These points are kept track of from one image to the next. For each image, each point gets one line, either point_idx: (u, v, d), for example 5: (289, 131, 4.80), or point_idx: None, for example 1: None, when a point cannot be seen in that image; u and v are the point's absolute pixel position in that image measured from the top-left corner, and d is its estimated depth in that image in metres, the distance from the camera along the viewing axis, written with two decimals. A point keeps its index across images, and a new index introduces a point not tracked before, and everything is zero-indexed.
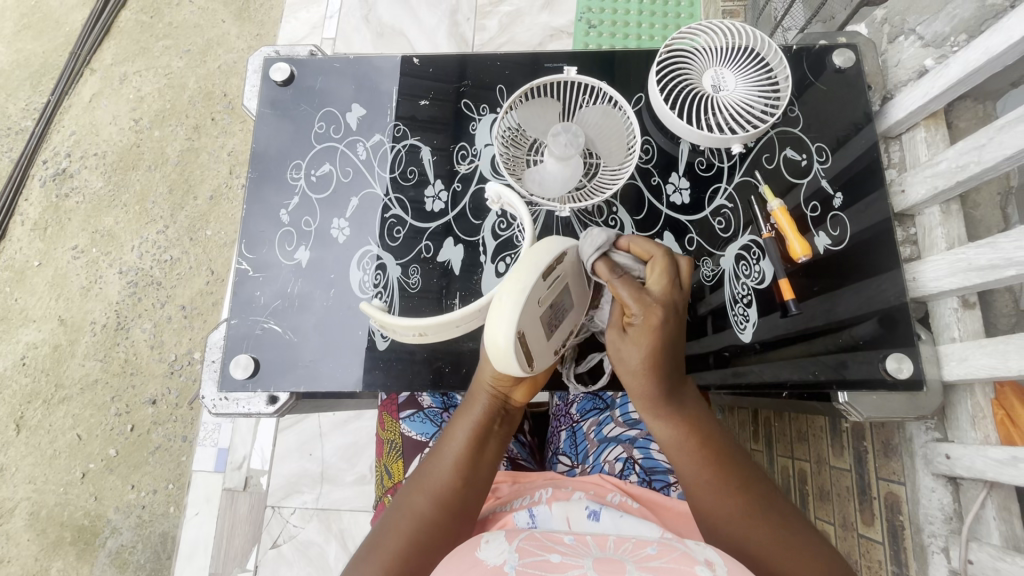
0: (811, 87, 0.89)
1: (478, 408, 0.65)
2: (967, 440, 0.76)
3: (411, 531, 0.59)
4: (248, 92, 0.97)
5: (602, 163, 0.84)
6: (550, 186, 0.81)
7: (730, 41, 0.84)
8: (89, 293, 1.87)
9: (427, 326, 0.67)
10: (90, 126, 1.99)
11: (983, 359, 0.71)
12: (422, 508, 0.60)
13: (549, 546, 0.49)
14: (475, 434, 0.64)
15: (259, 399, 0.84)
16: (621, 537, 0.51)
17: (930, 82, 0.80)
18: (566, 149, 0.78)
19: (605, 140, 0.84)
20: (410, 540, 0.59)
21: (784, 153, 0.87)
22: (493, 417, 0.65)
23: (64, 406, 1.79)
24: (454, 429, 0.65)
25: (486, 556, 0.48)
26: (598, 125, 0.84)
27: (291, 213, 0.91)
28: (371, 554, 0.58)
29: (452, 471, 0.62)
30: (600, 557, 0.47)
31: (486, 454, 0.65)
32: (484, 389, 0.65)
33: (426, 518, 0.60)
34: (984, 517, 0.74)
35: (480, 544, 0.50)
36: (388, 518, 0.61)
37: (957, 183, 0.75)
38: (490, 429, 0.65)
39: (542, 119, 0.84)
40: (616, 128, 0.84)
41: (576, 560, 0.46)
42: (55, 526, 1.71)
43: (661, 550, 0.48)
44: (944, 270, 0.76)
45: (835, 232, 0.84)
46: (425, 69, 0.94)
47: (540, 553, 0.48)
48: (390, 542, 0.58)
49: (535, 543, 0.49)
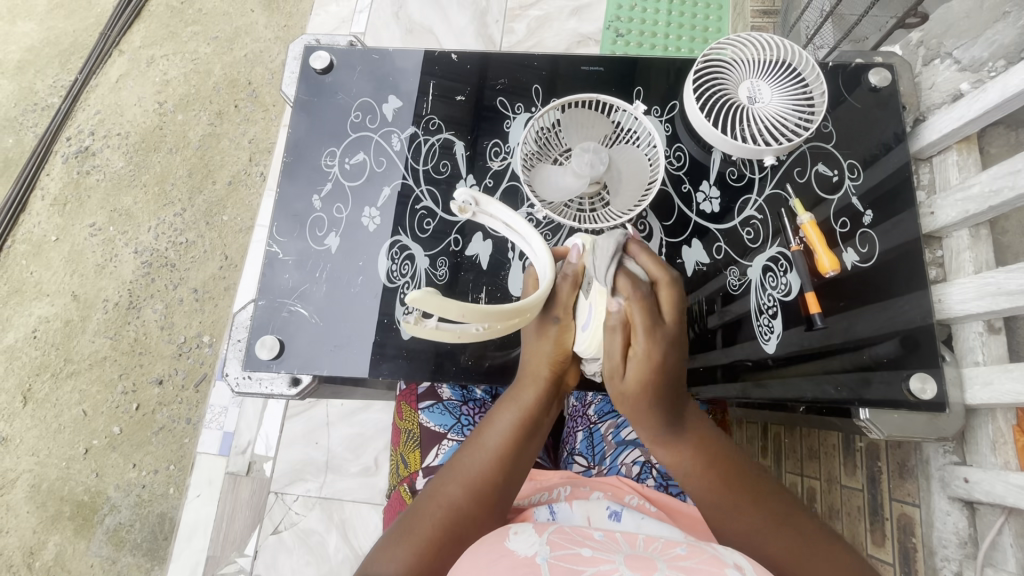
0: (845, 105, 0.90)
1: (529, 398, 0.66)
2: (986, 465, 0.75)
3: (444, 519, 0.60)
4: (287, 79, 0.99)
5: (608, 201, 0.84)
6: (547, 183, 0.83)
7: (765, 55, 0.84)
8: (103, 271, 1.89)
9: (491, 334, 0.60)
10: (115, 106, 2.02)
11: (1008, 384, 0.71)
12: (458, 494, 0.61)
13: (579, 540, 0.50)
14: (520, 425, 0.65)
15: (282, 380, 0.85)
16: (649, 537, 0.52)
17: (966, 106, 0.80)
18: (586, 167, 0.80)
19: (626, 181, 0.83)
20: (443, 526, 0.59)
21: (816, 168, 0.88)
22: (544, 405, 0.67)
23: (72, 381, 1.80)
24: (499, 417, 0.66)
25: (516, 546, 0.48)
26: (625, 167, 0.84)
27: (323, 199, 0.92)
28: (403, 536, 0.59)
29: (493, 461, 0.63)
30: (631, 555, 0.48)
31: (529, 447, 0.66)
32: (540, 374, 0.67)
33: (459, 506, 0.61)
34: (1001, 544, 0.74)
35: (508, 535, 0.51)
36: (420, 503, 0.62)
37: (990, 207, 0.75)
38: (537, 421, 0.66)
39: (586, 130, 0.85)
40: (639, 175, 0.84)
41: (607, 556, 0.47)
42: (55, 500, 1.72)
43: (691, 552, 0.48)
44: (972, 294, 0.76)
45: (863, 249, 0.84)
46: (462, 66, 0.95)
47: (570, 547, 0.49)
48: (422, 527, 0.59)
49: (564, 537, 0.50)
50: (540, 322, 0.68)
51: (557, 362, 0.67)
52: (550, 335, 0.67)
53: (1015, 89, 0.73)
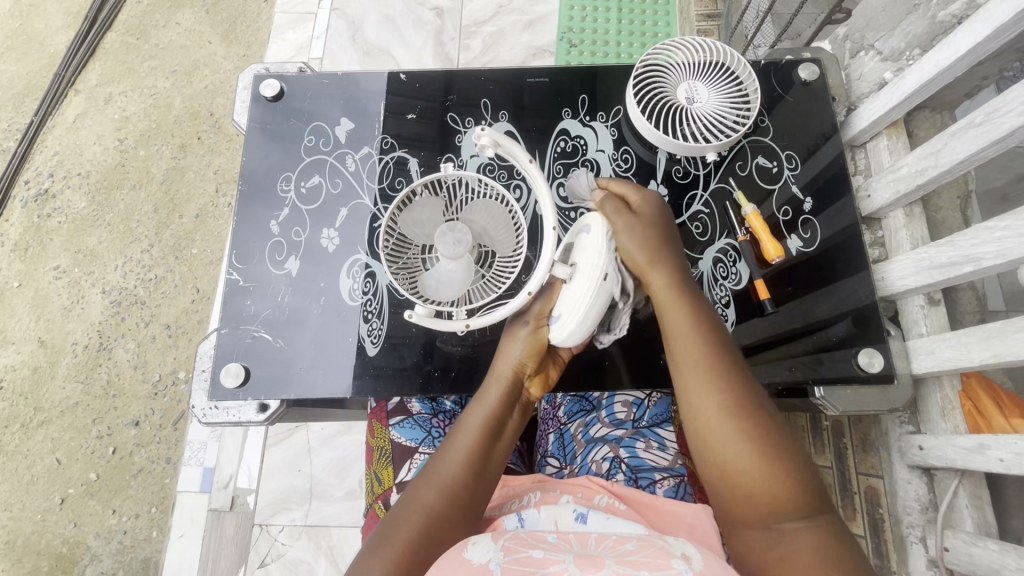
0: (781, 101, 0.95)
1: (493, 395, 0.70)
2: (938, 431, 0.78)
3: (421, 520, 0.60)
4: (239, 108, 0.99)
5: (496, 248, 0.78)
6: (446, 288, 0.75)
7: (701, 57, 0.87)
8: (71, 313, 1.85)
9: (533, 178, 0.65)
10: (73, 146, 1.99)
11: (946, 352, 0.74)
12: (433, 495, 0.62)
13: (533, 544, 0.53)
14: (485, 423, 0.68)
15: (250, 408, 0.85)
16: (602, 535, 0.56)
17: (889, 93, 0.85)
18: (455, 250, 0.72)
19: (491, 227, 0.78)
20: (419, 531, 0.60)
21: (756, 161, 0.92)
22: (508, 404, 0.70)
23: (43, 430, 1.75)
24: (466, 418, 0.69)
25: (473, 556, 0.51)
26: (482, 217, 0.77)
27: (281, 224, 0.92)
28: (379, 545, 0.59)
29: (462, 461, 0.65)
30: (581, 554, 0.51)
31: (495, 447, 0.68)
32: (503, 373, 0.72)
33: (435, 511, 0.61)
34: (957, 505, 0.76)
35: (466, 546, 0.54)
36: (396, 511, 0.62)
37: (918, 186, 0.79)
38: (501, 419, 0.69)
39: (422, 226, 0.78)
40: (499, 216, 0.78)
41: (558, 556, 0.50)
42: (31, 554, 1.65)
43: (640, 546, 0.52)
44: (910, 269, 0.80)
45: (806, 234, 0.88)
46: (412, 85, 0.97)
47: (523, 550, 0.52)
48: (398, 537, 0.59)
49: (519, 542, 0.53)
50: (511, 327, 0.74)
51: (521, 364, 0.72)
52: (519, 337, 0.73)
53: (930, 74, 0.77)
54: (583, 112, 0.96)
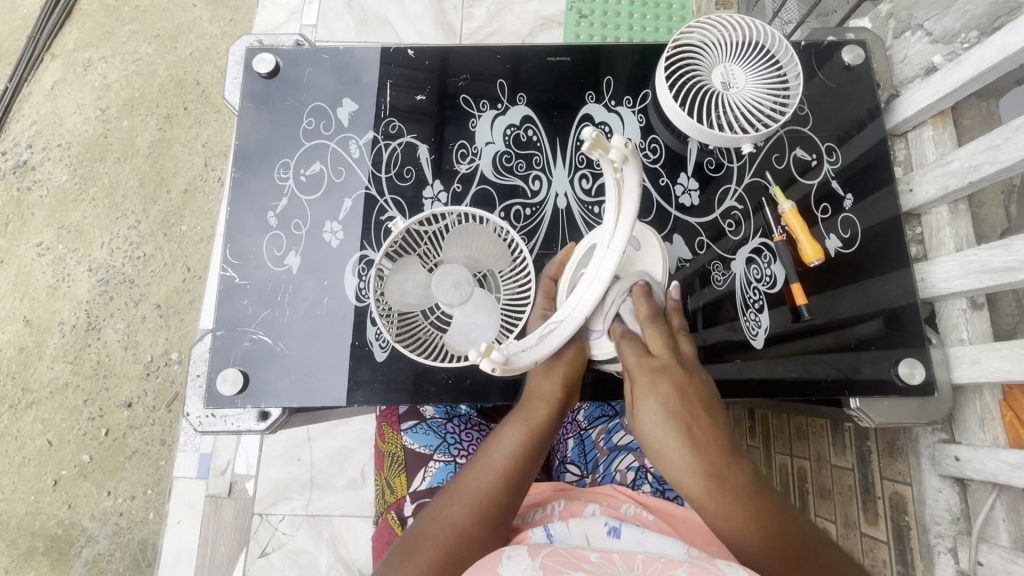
0: (820, 86, 0.88)
1: (539, 414, 0.65)
2: (977, 442, 0.75)
3: (447, 537, 0.57)
4: (230, 85, 0.90)
5: (496, 267, 0.74)
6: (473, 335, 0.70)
7: (736, 36, 0.80)
8: (56, 292, 1.77)
9: (627, 217, 0.57)
10: (52, 114, 1.87)
11: (995, 363, 0.70)
12: (464, 512, 0.58)
13: (573, 564, 0.49)
14: (527, 441, 0.63)
15: (250, 415, 0.79)
16: (649, 555, 0.51)
17: (942, 79, 0.79)
18: (458, 293, 0.69)
19: (478, 248, 0.72)
20: (448, 549, 0.56)
21: (794, 153, 0.86)
22: (550, 423, 0.66)
23: (32, 411, 1.70)
24: (506, 431, 0.65)
25: (508, 572, 0.48)
26: (464, 247, 0.72)
27: (280, 214, 0.85)
28: (403, 560, 0.55)
29: (500, 479, 0.61)
30: None
31: (534, 467, 0.64)
32: (547, 391, 0.67)
33: (466, 528, 0.58)
34: (993, 519, 0.74)
35: (502, 558, 0.50)
36: (424, 525, 0.59)
37: (970, 183, 0.74)
38: (543, 438, 0.65)
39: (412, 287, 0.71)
40: (479, 237, 0.72)
41: None
42: (27, 536, 1.62)
43: (692, 573, 0.47)
44: (955, 272, 0.75)
45: (846, 234, 0.83)
46: (421, 62, 0.89)
47: (563, 571, 0.48)
48: (425, 554, 0.56)
49: (559, 560, 0.50)
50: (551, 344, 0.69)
51: (566, 383, 0.68)
52: (562, 356, 0.68)
53: (992, 61, 0.71)
54: (608, 95, 0.89)
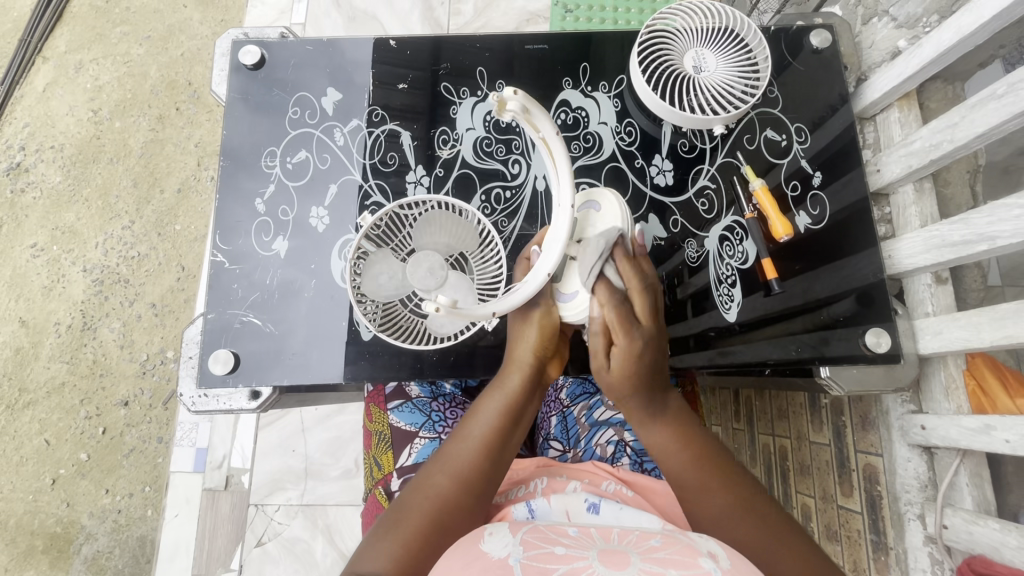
0: (789, 69, 0.91)
1: (513, 382, 0.68)
2: (942, 411, 0.78)
3: (433, 509, 0.59)
4: (217, 77, 0.92)
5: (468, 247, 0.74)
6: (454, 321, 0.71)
7: (707, 22, 0.82)
8: (52, 292, 1.79)
9: (564, 169, 0.60)
10: (45, 117, 1.89)
11: (957, 332, 0.73)
12: (447, 484, 0.61)
13: (553, 539, 0.50)
14: (503, 411, 0.66)
15: (241, 395, 0.82)
16: (624, 530, 0.54)
17: (904, 63, 0.81)
18: (434, 278, 0.70)
19: (449, 234, 0.73)
20: (429, 516, 0.59)
21: (765, 134, 0.89)
22: (528, 393, 0.68)
23: (29, 411, 1.71)
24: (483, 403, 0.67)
25: (490, 549, 0.49)
26: (433, 233, 0.72)
27: (267, 202, 0.88)
28: (388, 529, 0.58)
29: (479, 449, 0.64)
30: (605, 550, 0.48)
31: (512, 437, 0.66)
32: (522, 360, 0.69)
33: (446, 495, 0.60)
34: (958, 484, 0.76)
35: (484, 536, 0.51)
36: (408, 496, 0.62)
37: (931, 161, 0.76)
38: (521, 407, 0.67)
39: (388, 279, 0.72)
40: (447, 222, 0.73)
41: (581, 553, 0.47)
42: (26, 534, 1.64)
43: (665, 543, 0.50)
44: (919, 248, 0.78)
45: (815, 211, 0.86)
46: (402, 52, 0.92)
47: (544, 546, 0.49)
48: (408, 522, 0.58)
49: (538, 536, 0.51)
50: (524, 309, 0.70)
51: (541, 349, 0.69)
52: (533, 321, 0.69)
53: (949, 44, 0.74)
54: (585, 81, 0.91)
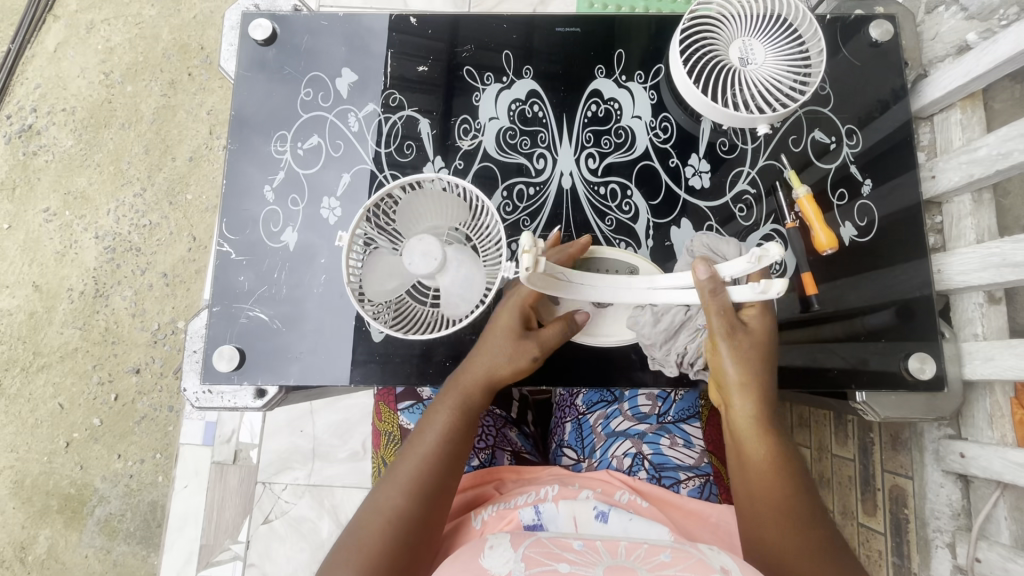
0: (843, 63, 0.83)
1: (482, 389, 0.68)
2: (983, 440, 0.74)
3: (392, 523, 0.59)
4: (225, 52, 0.86)
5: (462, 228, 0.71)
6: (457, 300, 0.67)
7: (757, 8, 0.75)
8: (64, 258, 1.77)
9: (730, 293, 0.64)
10: (56, 78, 1.84)
11: (1010, 360, 0.68)
12: (403, 494, 0.61)
13: (557, 553, 0.49)
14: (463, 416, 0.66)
15: (247, 392, 0.79)
16: (632, 541, 0.51)
17: (972, 61, 0.74)
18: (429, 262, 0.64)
19: (438, 210, 0.70)
20: (390, 534, 0.58)
21: (812, 135, 0.82)
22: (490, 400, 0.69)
23: (43, 374, 1.72)
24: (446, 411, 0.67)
25: (491, 564, 0.48)
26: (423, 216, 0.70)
27: (276, 190, 0.83)
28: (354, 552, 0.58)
29: (436, 457, 0.63)
30: (612, 565, 0.47)
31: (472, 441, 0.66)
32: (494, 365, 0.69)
33: (405, 510, 0.60)
34: (995, 516, 0.72)
35: (484, 550, 0.50)
36: (368, 508, 0.61)
37: (996, 172, 0.70)
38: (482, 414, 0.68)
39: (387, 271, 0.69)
40: (431, 201, 0.69)
41: (586, 570, 0.46)
42: (41, 495, 1.67)
43: (675, 557, 0.48)
44: (974, 265, 0.72)
45: (861, 222, 0.80)
46: (424, 31, 0.86)
47: (547, 562, 0.48)
48: (371, 540, 0.58)
49: (541, 551, 0.49)
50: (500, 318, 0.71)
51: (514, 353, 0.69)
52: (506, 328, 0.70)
53: None
54: (619, 70, 0.85)
